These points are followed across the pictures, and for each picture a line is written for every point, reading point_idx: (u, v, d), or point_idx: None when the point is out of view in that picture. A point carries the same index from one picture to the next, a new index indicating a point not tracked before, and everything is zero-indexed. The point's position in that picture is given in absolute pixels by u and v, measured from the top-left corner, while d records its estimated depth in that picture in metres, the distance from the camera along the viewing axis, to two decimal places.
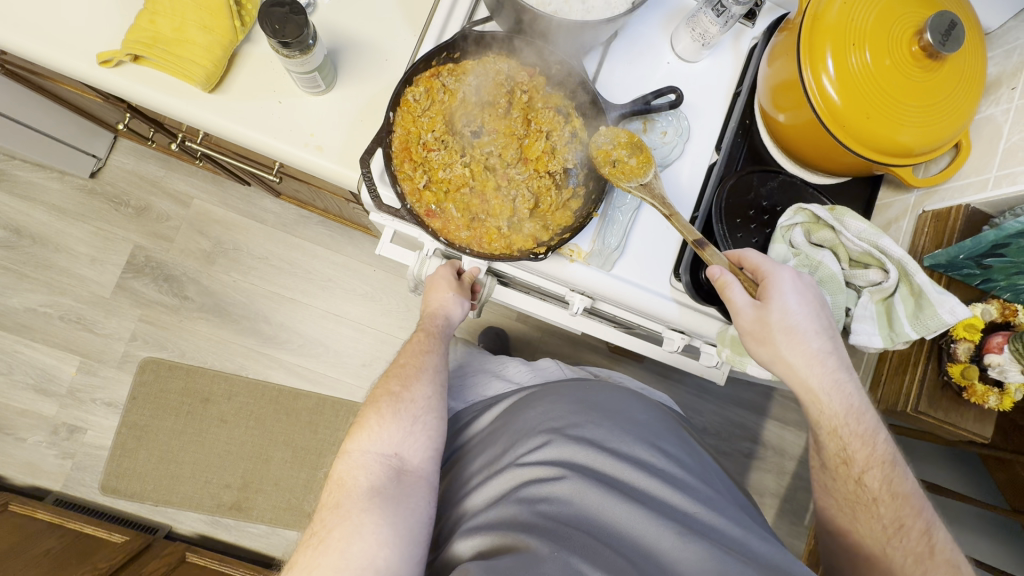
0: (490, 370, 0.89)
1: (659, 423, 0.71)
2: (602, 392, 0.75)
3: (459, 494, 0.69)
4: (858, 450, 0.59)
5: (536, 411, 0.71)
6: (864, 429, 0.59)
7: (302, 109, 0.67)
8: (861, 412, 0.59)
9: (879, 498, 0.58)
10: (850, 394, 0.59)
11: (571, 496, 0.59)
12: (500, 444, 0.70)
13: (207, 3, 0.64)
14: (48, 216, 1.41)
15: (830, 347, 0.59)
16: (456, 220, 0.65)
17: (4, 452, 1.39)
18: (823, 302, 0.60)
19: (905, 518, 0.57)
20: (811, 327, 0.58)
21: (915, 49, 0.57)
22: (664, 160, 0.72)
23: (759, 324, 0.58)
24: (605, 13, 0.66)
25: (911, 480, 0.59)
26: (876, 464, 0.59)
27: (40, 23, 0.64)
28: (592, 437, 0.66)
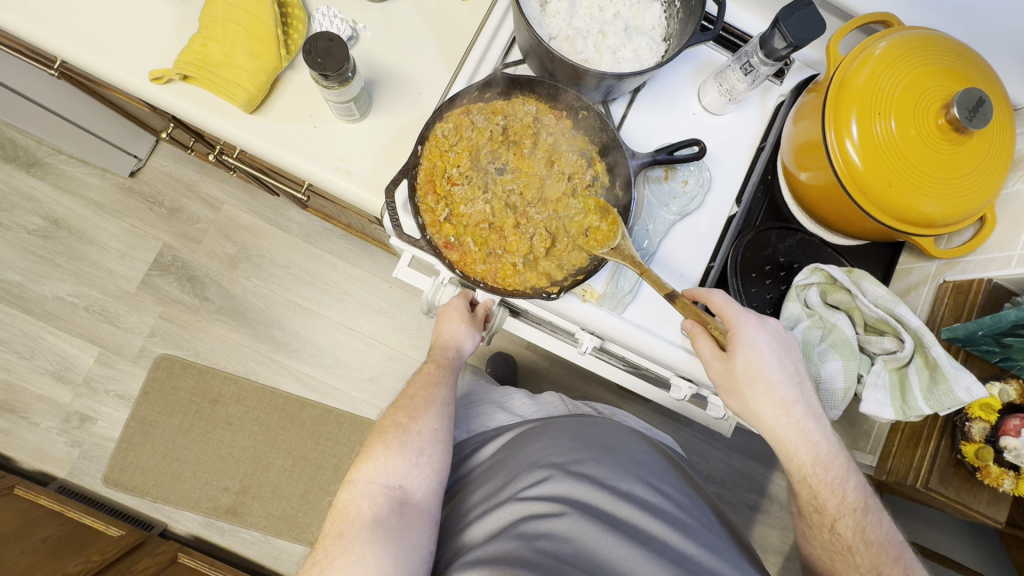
0: (496, 401, 0.89)
1: (660, 463, 0.72)
2: (602, 429, 0.75)
3: (456, 525, 0.68)
4: (828, 496, 0.58)
5: (538, 443, 0.71)
6: (833, 476, 0.58)
7: (335, 134, 0.70)
8: (829, 459, 0.58)
9: (854, 550, 0.58)
10: (818, 439, 0.59)
11: (570, 532, 0.58)
12: (500, 476, 0.69)
13: (256, 31, 0.67)
14: (86, 210, 1.47)
15: (797, 393, 0.59)
16: (475, 253, 0.66)
17: (16, 435, 1.43)
18: (790, 346, 0.61)
19: (880, 562, 0.57)
20: (777, 374, 0.59)
21: (942, 122, 0.57)
22: (685, 208, 0.72)
23: (728, 373, 0.61)
24: (634, 66, 0.69)
25: (886, 525, 0.58)
26: (849, 512, 0.58)
27: (102, 40, 0.68)
28: (593, 475, 0.65)
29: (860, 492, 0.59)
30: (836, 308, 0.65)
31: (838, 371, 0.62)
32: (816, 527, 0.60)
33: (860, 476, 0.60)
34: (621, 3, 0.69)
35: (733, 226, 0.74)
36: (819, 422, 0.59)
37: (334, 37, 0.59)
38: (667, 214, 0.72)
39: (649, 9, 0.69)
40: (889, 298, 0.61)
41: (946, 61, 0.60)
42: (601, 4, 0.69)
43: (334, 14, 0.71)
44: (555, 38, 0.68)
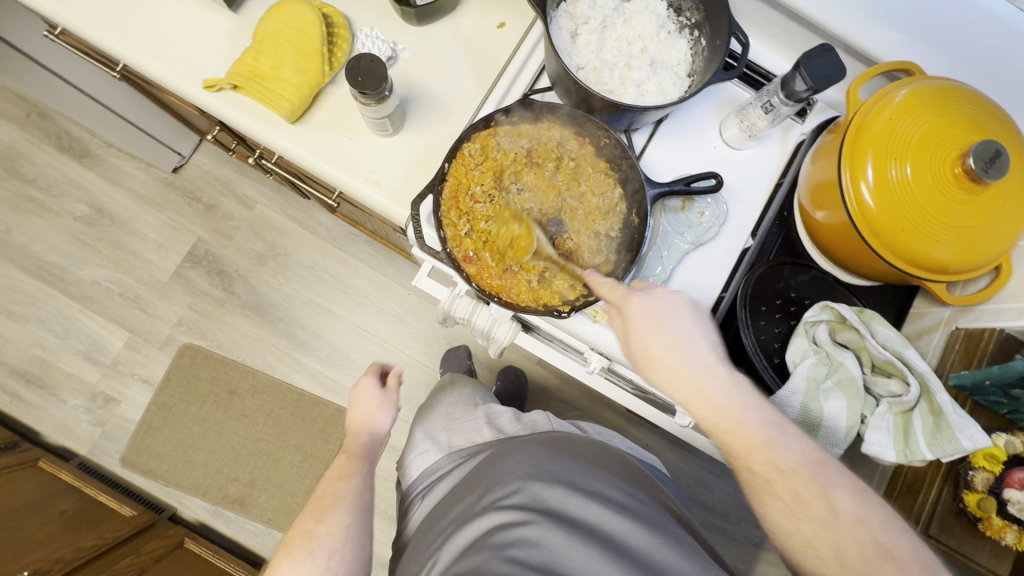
0: (484, 419, 0.93)
1: (636, 477, 0.73)
2: (573, 442, 0.77)
3: (435, 543, 0.69)
4: (733, 440, 0.55)
5: (513, 457, 0.73)
6: (759, 429, 0.55)
7: (368, 147, 0.74)
8: (725, 404, 0.56)
9: (781, 495, 0.53)
10: (715, 387, 0.57)
11: (539, 538, 0.60)
12: (476, 490, 0.71)
13: (303, 47, 0.72)
14: (129, 201, 1.55)
15: (688, 351, 0.59)
16: (491, 268, 0.69)
17: (44, 410, 1.49)
18: (678, 311, 0.61)
19: (800, 490, 0.52)
20: (668, 341, 0.59)
21: (958, 171, 0.58)
22: (699, 239, 0.74)
23: (637, 353, 0.62)
24: (658, 98, 0.71)
25: (797, 447, 0.54)
26: (756, 449, 0.54)
27: (162, 47, 0.73)
28: (565, 484, 0.67)
29: (766, 423, 0.55)
30: (845, 347, 0.66)
31: (841, 410, 0.62)
32: (749, 484, 0.56)
33: (764, 408, 0.57)
34: (648, 38, 0.72)
35: (746, 258, 0.75)
36: (715, 373, 0.58)
37: (375, 58, 0.63)
38: (682, 243, 0.74)
39: (676, 45, 0.72)
40: (898, 341, 0.63)
41: (965, 112, 0.61)
42: (629, 38, 0.72)
43: (376, 35, 0.75)
44: (583, 68, 0.71)
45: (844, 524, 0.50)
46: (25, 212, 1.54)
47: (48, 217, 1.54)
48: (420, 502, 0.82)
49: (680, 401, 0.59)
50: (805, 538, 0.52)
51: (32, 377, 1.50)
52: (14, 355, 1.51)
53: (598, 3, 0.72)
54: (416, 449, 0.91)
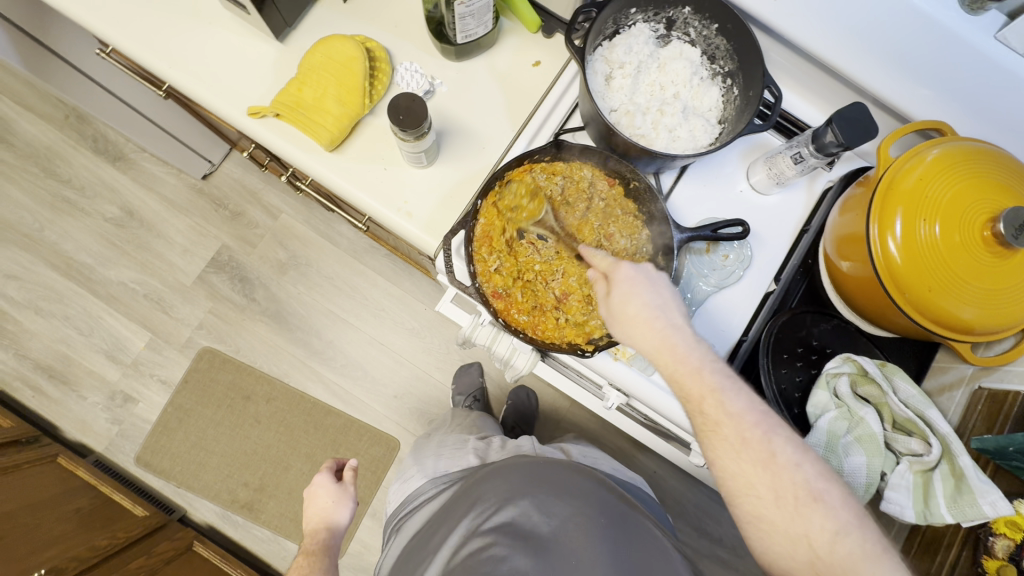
0: (464, 446, 0.96)
1: (605, 494, 0.77)
2: (547, 465, 0.82)
3: (420, 564, 0.76)
4: (691, 384, 0.56)
5: (491, 481, 0.78)
6: (712, 383, 0.56)
7: (402, 177, 0.76)
8: (684, 350, 0.57)
9: (731, 442, 0.54)
10: (680, 340, 0.58)
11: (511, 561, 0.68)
12: (456, 515, 0.77)
13: (345, 81, 0.74)
14: (159, 205, 1.59)
15: (662, 312, 0.60)
16: (519, 305, 0.71)
17: (65, 406, 1.52)
18: (657, 278, 0.63)
19: (745, 432, 0.53)
20: (647, 300, 0.60)
21: (987, 234, 0.58)
22: (722, 282, 0.75)
23: (616, 315, 0.62)
24: (688, 144, 0.73)
25: (744, 395, 0.55)
26: (709, 395, 0.55)
27: (210, 72, 0.76)
28: (537, 508, 0.74)
29: (719, 373, 0.56)
30: (866, 401, 0.66)
31: (861, 466, 0.63)
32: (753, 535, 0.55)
33: (721, 364, 0.58)
34: (681, 83, 0.74)
35: (769, 303, 0.76)
36: (683, 330, 0.59)
37: (416, 97, 0.65)
38: (705, 285, 0.75)
39: (708, 92, 0.74)
40: (920, 400, 0.63)
41: (995, 173, 0.60)
42: (662, 83, 0.74)
43: (415, 69, 0.78)
44: (616, 110, 0.73)
45: (782, 465, 0.52)
46: (58, 211, 1.58)
47: (80, 217, 1.58)
48: (401, 527, 0.87)
49: (650, 357, 0.59)
50: (755, 489, 0.53)
51: (55, 372, 1.54)
52: (39, 350, 1.55)
53: (633, 48, 0.73)
54: (405, 476, 0.96)
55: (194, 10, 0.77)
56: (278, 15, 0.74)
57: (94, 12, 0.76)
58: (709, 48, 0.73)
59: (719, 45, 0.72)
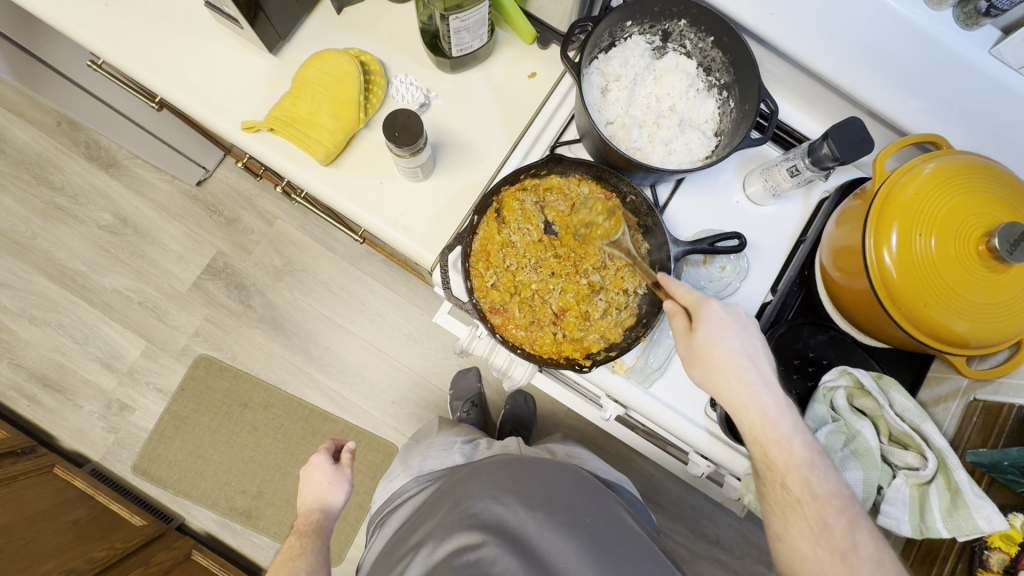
0: (446, 445, 0.98)
1: (589, 493, 0.78)
2: (533, 463, 0.81)
3: (400, 563, 0.74)
4: (774, 449, 0.59)
5: (476, 479, 0.77)
6: (780, 436, 0.59)
7: (397, 191, 0.75)
8: (778, 419, 0.59)
9: (807, 518, 0.57)
10: (770, 403, 0.60)
11: (494, 558, 0.67)
12: (439, 512, 0.76)
13: (340, 95, 0.74)
14: (153, 212, 1.58)
15: (751, 363, 0.61)
16: (516, 321, 0.71)
17: (60, 415, 1.52)
18: (744, 324, 0.63)
19: (826, 517, 0.56)
20: (733, 347, 0.61)
21: (982, 248, 0.58)
22: (718, 294, 0.75)
23: (699, 355, 0.63)
24: (685, 157, 0.73)
25: (832, 477, 0.58)
26: (795, 471, 0.58)
27: (202, 86, 0.75)
28: (523, 505, 0.74)
29: (808, 449, 0.59)
30: (863, 413, 0.66)
31: (858, 480, 0.64)
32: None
33: (806, 434, 0.60)
34: (677, 96, 0.74)
35: (765, 314, 0.76)
36: (774, 390, 0.60)
37: (411, 113, 0.64)
38: (701, 297, 0.75)
39: (704, 104, 0.74)
40: (916, 413, 0.64)
41: (989, 187, 0.61)
42: (658, 96, 0.74)
43: (410, 82, 0.78)
44: (612, 123, 0.73)
45: (863, 558, 0.54)
46: (51, 219, 1.57)
47: (73, 224, 1.57)
48: (385, 521, 0.88)
49: (731, 409, 0.61)
50: (814, 562, 0.56)
51: (50, 381, 1.53)
52: (33, 359, 1.54)
53: (630, 61, 0.73)
54: (390, 476, 0.98)
55: (185, 24, 0.76)
56: (271, 28, 0.73)
57: (85, 26, 0.75)
58: (705, 60, 0.73)
59: (715, 57, 0.71)
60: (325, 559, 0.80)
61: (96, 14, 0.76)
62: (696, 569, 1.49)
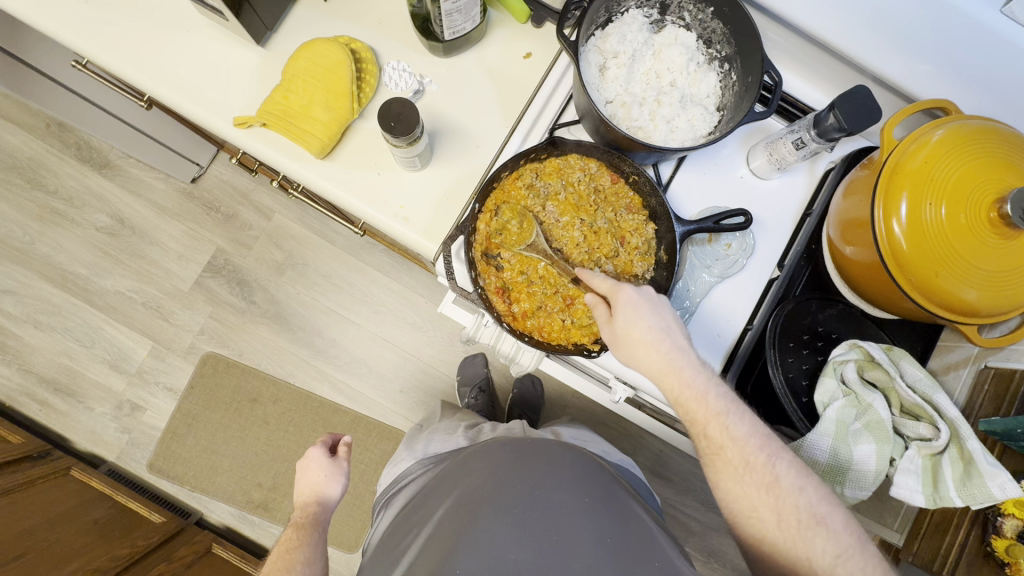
0: (447, 432, 0.99)
1: (590, 469, 0.78)
2: (534, 444, 0.81)
3: (401, 543, 0.75)
4: (700, 414, 0.59)
5: (478, 460, 0.79)
6: (702, 402, 0.59)
7: (397, 181, 0.74)
8: (695, 385, 0.59)
9: (757, 482, 0.57)
10: (688, 367, 0.60)
11: (488, 529, 0.68)
12: (441, 492, 0.77)
13: (332, 86, 0.72)
14: (149, 212, 1.57)
15: (666, 335, 0.61)
16: (523, 307, 0.71)
17: (73, 417, 1.53)
18: (653, 299, 0.63)
19: (749, 459, 0.58)
20: (648, 323, 0.60)
21: (993, 215, 0.57)
22: (725, 271, 0.75)
23: (619, 338, 0.63)
24: (687, 135, 0.71)
25: (749, 424, 0.59)
26: (724, 432, 0.58)
27: (190, 81, 0.74)
28: (518, 480, 0.74)
29: (726, 403, 0.60)
30: (874, 386, 0.66)
31: (871, 454, 0.63)
32: (717, 465, 0.59)
33: (725, 391, 0.61)
34: (678, 71, 0.72)
35: (773, 290, 0.76)
36: (692, 360, 0.60)
37: (406, 102, 0.63)
38: (708, 275, 0.75)
39: (705, 78, 0.72)
40: (927, 383, 0.64)
41: (999, 151, 0.59)
42: (658, 71, 0.72)
43: (403, 68, 0.76)
44: (612, 102, 0.71)
45: (795, 505, 0.55)
46: (47, 222, 1.56)
47: (70, 227, 1.56)
48: (389, 504, 0.89)
49: (661, 386, 0.61)
50: (768, 526, 0.57)
51: (60, 385, 1.54)
52: (42, 364, 1.54)
53: (628, 37, 0.70)
54: (395, 460, 0.99)
55: (169, 18, 0.74)
56: (257, 19, 0.71)
57: (67, 25, 0.73)
58: (705, 32, 0.71)
59: (715, 29, 0.69)
60: (322, 551, 0.80)
61: (77, 12, 0.73)
62: (707, 541, 1.51)
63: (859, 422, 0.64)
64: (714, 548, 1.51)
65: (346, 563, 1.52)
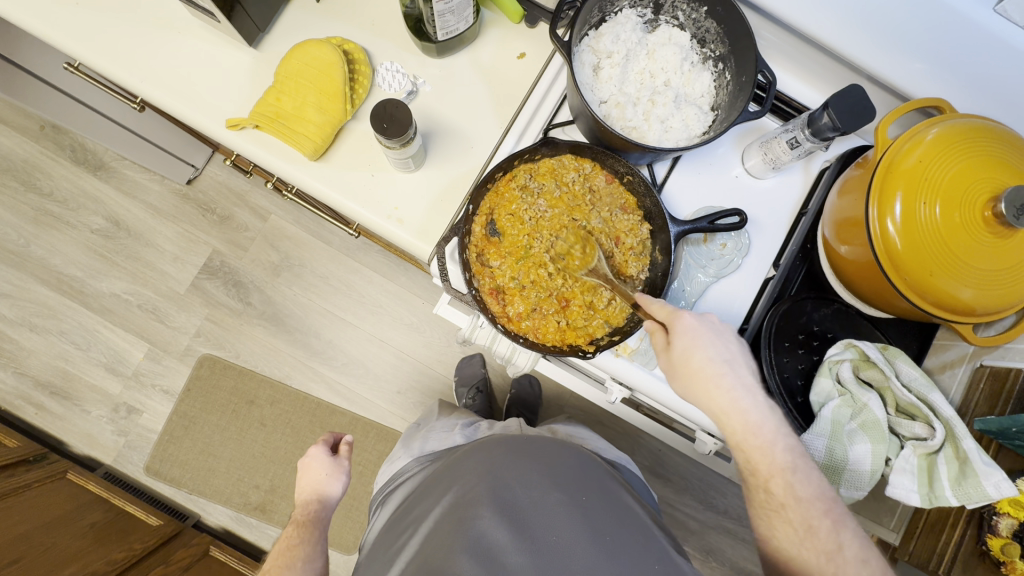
0: (446, 429, 0.99)
1: (586, 468, 0.78)
2: (530, 442, 0.81)
3: (400, 538, 0.74)
4: (758, 456, 0.59)
5: (474, 458, 0.78)
6: (762, 442, 0.59)
7: (390, 182, 0.74)
8: (759, 425, 0.59)
9: (791, 521, 0.58)
10: (749, 407, 0.60)
11: (488, 530, 0.67)
12: (438, 490, 0.76)
13: (325, 87, 0.72)
14: (144, 214, 1.56)
15: (729, 369, 0.60)
16: (518, 308, 0.71)
17: (69, 420, 1.52)
18: (720, 331, 0.62)
19: (811, 518, 0.57)
20: (710, 355, 0.60)
21: (988, 214, 0.57)
22: (720, 271, 0.74)
23: (677, 365, 0.62)
24: (682, 135, 0.71)
25: (814, 479, 0.58)
26: (777, 472, 0.58)
27: (183, 83, 0.73)
28: (518, 479, 0.74)
29: (790, 451, 0.59)
30: (869, 385, 0.66)
31: (867, 454, 0.63)
32: (761, 501, 0.60)
33: (789, 436, 0.60)
34: (672, 70, 0.71)
35: (768, 290, 0.75)
36: (754, 395, 0.60)
37: (398, 103, 0.63)
38: (703, 275, 0.74)
39: (700, 78, 0.71)
40: (922, 383, 0.63)
41: (995, 150, 0.59)
42: (652, 71, 0.72)
43: (396, 69, 0.75)
44: (606, 102, 0.71)
45: (847, 558, 0.56)
46: (42, 225, 1.55)
47: (65, 230, 1.55)
48: (387, 500, 0.89)
49: (714, 415, 0.61)
50: (799, 560, 0.58)
51: (57, 389, 1.53)
52: (37, 367, 1.54)
53: (621, 36, 0.70)
54: (391, 458, 0.99)
55: (161, 20, 0.74)
56: (249, 20, 0.71)
57: (57, 27, 0.72)
58: (699, 31, 0.71)
59: (709, 28, 0.69)
60: (322, 550, 0.80)
61: (68, 14, 0.73)
62: (705, 540, 1.51)
63: (854, 422, 0.63)
64: (713, 546, 1.51)
65: (344, 564, 1.52)
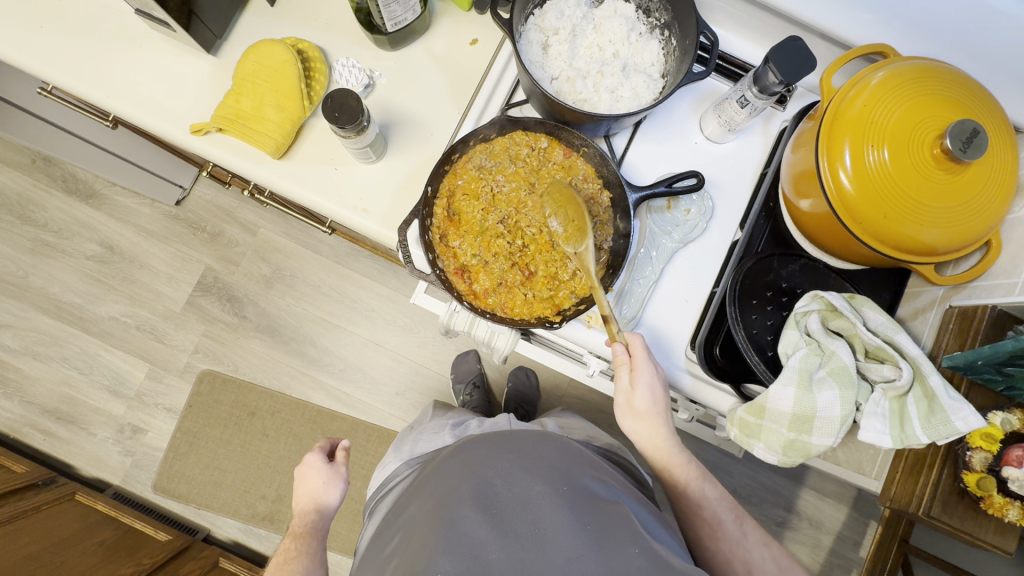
0: (439, 429, 1.00)
1: (570, 460, 0.77)
2: (516, 436, 0.81)
3: (390, 543, 0.74)
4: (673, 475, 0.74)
5: (456, 461, 0.78)
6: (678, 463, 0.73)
7: (354, 174, 0.75)
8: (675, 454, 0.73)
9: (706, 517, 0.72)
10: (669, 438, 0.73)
11: (471, 528, 0.66)
12: (423, 495, 0.76)
13: (283, 86, 0.74)
14: (137, 237, 1.59)
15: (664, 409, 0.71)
16: (483, 284, 0.72)
17: (76, 444, 1.55)
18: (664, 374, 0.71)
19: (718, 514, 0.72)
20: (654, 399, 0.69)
21: (937, 152, 0.57)
22: (687, 236, 0.76)
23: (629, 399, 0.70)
24: (632, 103, 0.72)
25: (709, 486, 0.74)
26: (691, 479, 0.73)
27: (149, 97, 0.76)
28: (501, 476, 0.73)
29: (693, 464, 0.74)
30: (837, 334, 0.66)
31: (835, 399, 0.62)
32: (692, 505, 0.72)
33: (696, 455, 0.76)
34: (619, 42, 0.72)
35: (734, 253, 0.76)
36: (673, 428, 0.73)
37: (349, 92, 0.64)
38: (669, 242, 0.75)
39: (647, 46, 0.72)
40: (888, 326, 0.64)
41: (938, 89, 0.59)
42: (600, 44, 0.72)
43: (352, 64, 0.77)
44: (557, 79, 0.72)
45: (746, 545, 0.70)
46: (40, 255, 1.59)
47: (62, 258, 1.59)
48: (377, 508, 0.90)
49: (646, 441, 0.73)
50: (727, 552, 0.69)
51: (62, 414, 1.56)
52: (42, 394, 1.57)
53: (565, 12, 0.71)
54: (384, 464, 0.99)
55: (122, 35, 0.76)
56: (205, 28, 0.73)
57: (23, 51, 0.75)
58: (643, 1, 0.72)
59: None
60: (321, 561, 0.81)
61: (32, 39, 0.75)
62: None
63: (822, 369, 0.63)
64: None
65: None
